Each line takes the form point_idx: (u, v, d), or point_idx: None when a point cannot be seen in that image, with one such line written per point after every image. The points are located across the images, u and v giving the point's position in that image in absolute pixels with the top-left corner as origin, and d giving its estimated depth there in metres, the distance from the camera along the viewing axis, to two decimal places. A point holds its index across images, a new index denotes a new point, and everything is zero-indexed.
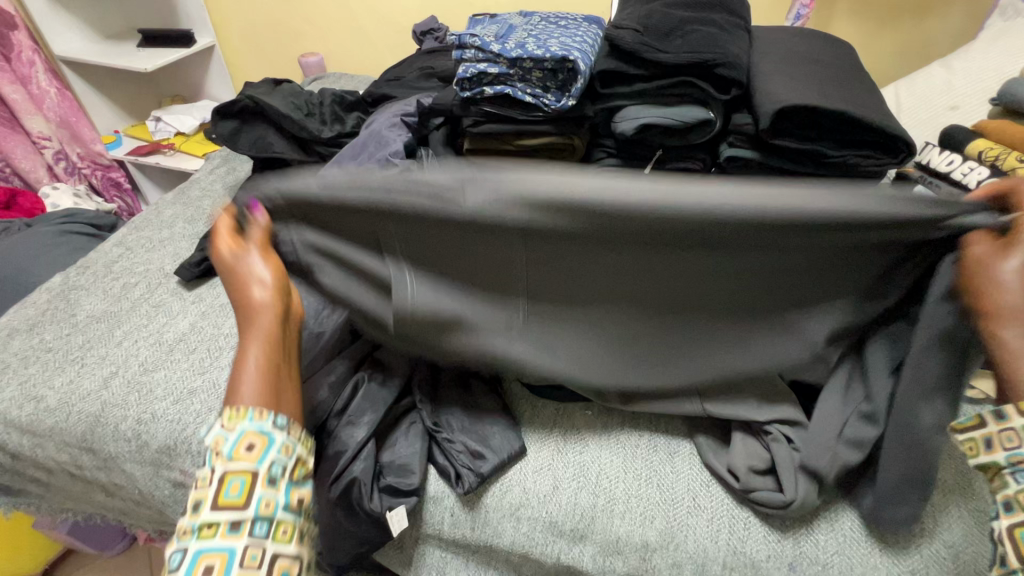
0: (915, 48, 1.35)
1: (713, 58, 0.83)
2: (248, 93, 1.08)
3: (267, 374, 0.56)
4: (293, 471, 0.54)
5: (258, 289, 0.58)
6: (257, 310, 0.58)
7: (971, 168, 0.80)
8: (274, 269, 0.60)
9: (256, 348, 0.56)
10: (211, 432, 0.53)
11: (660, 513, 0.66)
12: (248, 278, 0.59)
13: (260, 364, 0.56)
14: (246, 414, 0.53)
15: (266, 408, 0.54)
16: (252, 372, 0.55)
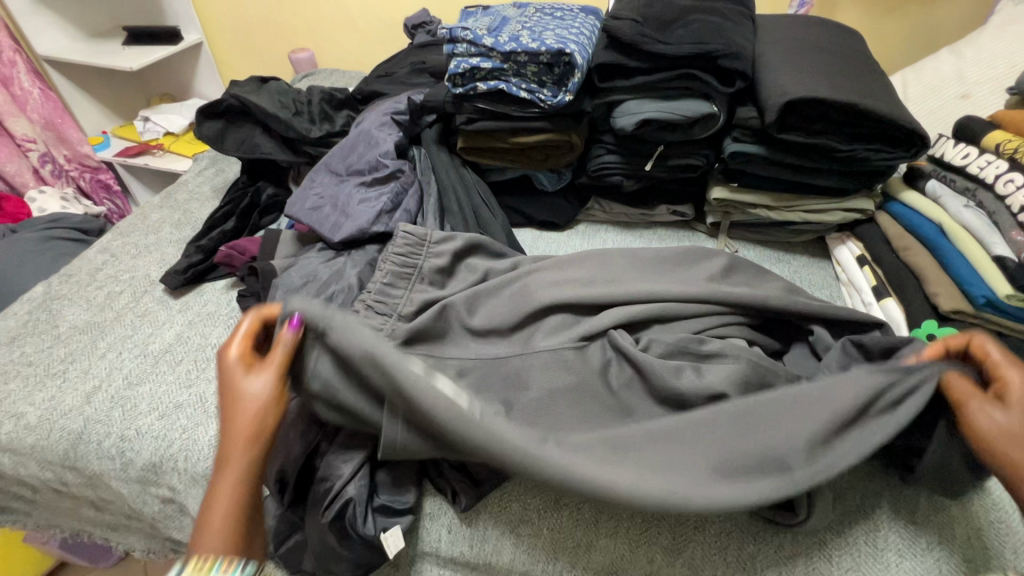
0: (921, 35, 1.31)
1: (716, 49, 0.79)
2: (233, 92, 1.04)
3: (230, 529, 0.50)
4: None
5: (256, 414, 0.53)
6: (239, 446, 0.52)
7: (988, 161, 0.77)
8: (275, 401, 0.55)
9: (230, 472, 0.52)
10: None
11: (666, 528, 0.63)
12: (243, 405, 0.54)
13: (229, 510, 0.50)
14: (210, 565, 0.47)
15: (232, 559, 0.48)
16: (220, 512, 0.50)
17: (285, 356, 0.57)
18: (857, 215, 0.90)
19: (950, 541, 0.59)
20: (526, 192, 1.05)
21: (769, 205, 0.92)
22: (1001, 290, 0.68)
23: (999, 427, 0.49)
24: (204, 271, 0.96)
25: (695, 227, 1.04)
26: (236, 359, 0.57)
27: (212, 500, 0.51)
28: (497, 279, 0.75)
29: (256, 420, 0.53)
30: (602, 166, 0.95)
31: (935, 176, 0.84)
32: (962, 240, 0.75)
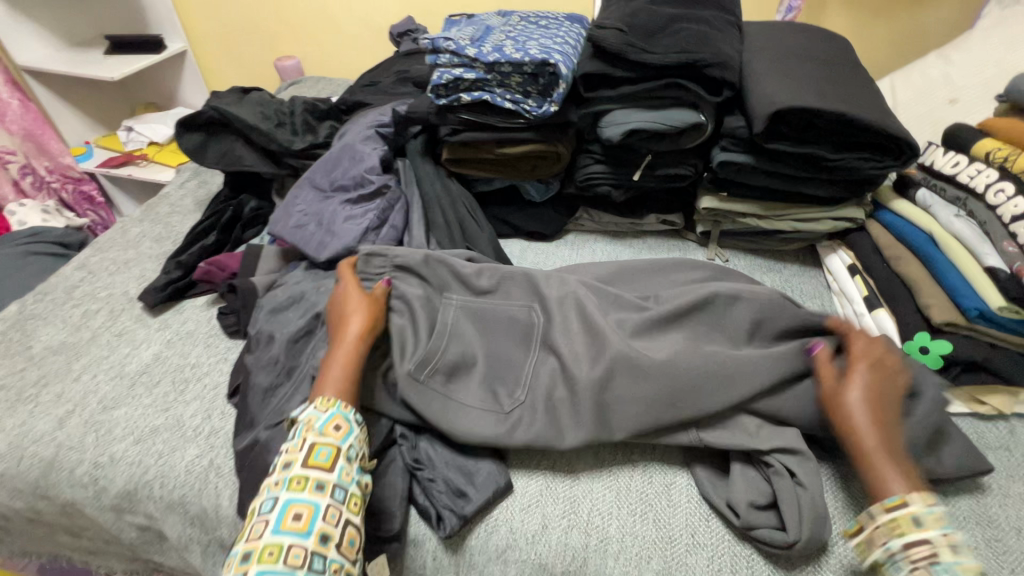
0: (910, 39, 1.30)
1: (703, 58, 0.78)
2: (213, 104, 1.02)
3: (348, 382, 0.63)
4: (364, 460, 0.59)
5: (360, 309, 0.70)
6: (352, 317, 0.68)
7: (978, 170, 0.76)
8: (373, 301, 0.71)
9: (340, 357, 0.64)
10: (303, 412, 0.59)
11: (657, 553, 0.61)
12: (350, 306, 0.70)
13: (345, 367, 0.63)
14: (335, 403, 0.59)
15: (347, 405, 0.60)
16: (340, 373, 0.63)
17: (380, 293, 0.73)
18: (848, 223, 0.88)
19: None
20: (514, 202, 1.03)
21: (758, 214, 0.91)
22: (993, 303, 0.67)
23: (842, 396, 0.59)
24: (184, 287, 0.93)
25: (685, 236, 1.03)
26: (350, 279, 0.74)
27: (330, 367, 0.63)
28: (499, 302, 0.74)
29: (362, 308, 0.69)
30: (590, 176, 0.93)
31: (926, 185, 0.83)
32: (954, 251, 0.74)
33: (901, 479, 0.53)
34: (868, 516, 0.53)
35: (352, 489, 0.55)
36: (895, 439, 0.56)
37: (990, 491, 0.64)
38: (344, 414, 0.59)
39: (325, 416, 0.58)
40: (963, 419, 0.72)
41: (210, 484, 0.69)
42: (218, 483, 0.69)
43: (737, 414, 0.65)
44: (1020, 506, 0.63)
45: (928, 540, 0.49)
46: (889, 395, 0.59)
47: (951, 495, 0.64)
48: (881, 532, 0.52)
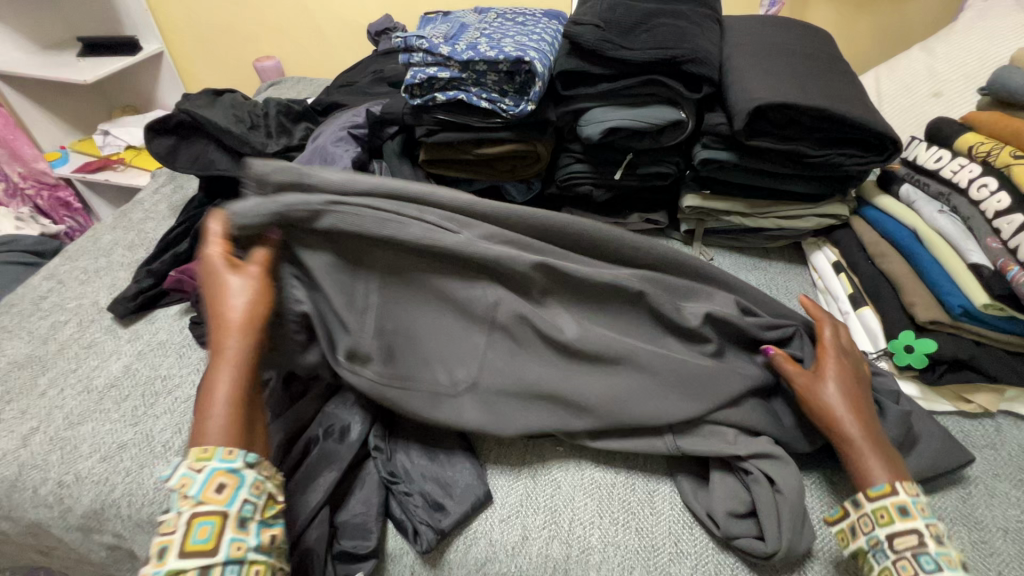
0: (893, 32, 1.29)
1: (681, 54, 0.76)
2: (184, 107, 0.99)
3: (238, 399, 0.54)
4: (263, 510, 0.51)
5: (236, 307, 0.56)
6: (234, 310, 0.56)
7: (961, 165, 0.74)
8: (253, 293, 0.58)
9: (230, 370, 0.54)
10: (173, 474, 0.49)
11: (640, 563, 0.60)
12: (228, 297, 0.57)
13: (233, 383, 0.54)
14: (215, 452, 0.50)
15: (233, 448, 0.51)
16: (225, 389, 0.53)
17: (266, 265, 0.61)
18: (831, 220, 0.88)
19: None
20: (495, 203, 1.01)
21: (742, 212, 0.90)
22: (978, 300, 0.66)
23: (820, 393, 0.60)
24: (155, 296, 0.90)
25: (670, 234, 1.01)
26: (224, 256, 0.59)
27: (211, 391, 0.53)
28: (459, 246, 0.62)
29: (247, 297, 0.57)
30: (571, 176, 0.91)
31: (909, 180, 0.82)
32: (938, 248, 0.73)
33: (886, 467, 0.55)
34: (854, 506, 0.55)
35: (248, 560, 0.48)
36: (871, 428, 0.58)
37: (977, 490, 0.64)
38: (227, 468, 0.50)
39: (201, 480, 0.48)
40: (949, 417, 0.71)
41: None
42: None
43: (718, 420, 0.63)
44: (1007, 505, 0.62)
45: (915, 531, 0.51)
46: (848, 370, 0.62)
47: (936, 496, 0.63)
48: (868, 522, 0.53)
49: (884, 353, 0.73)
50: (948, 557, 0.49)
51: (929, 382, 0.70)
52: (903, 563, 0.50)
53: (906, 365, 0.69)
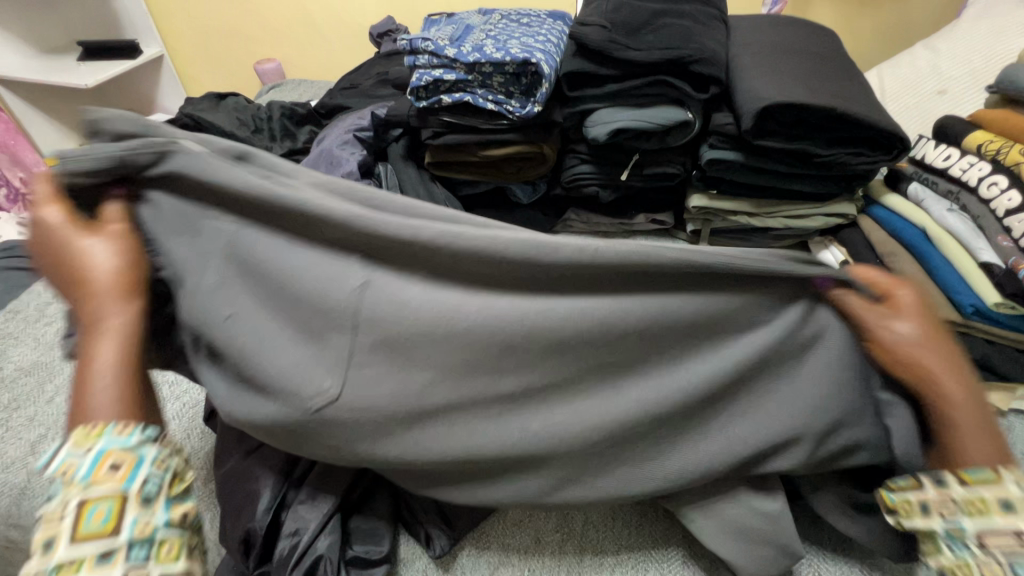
0: (896, 29, 1.29)
1: (688, 55, 0.76)
2: (188, 111, 0.99)
3: (127, 368, 0.42)
4: (174, 486, 0.41)
5: (100, 274, 0.44)
6: (90, 267, 0.44)
7: (971, 163, 0.73)
8: (125, 254, 0.46)
9: (108, 337, 0.42)
10: (51, 461, 0.38)
11: (654, 566, 0.59)
12: (74, 256, 0.44)
13: (115, 350, 0.42)
14: (107, 428, 0.39)
15: (129, 422, 0.40)
16: (108, 362, 0.41)
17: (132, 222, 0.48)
18: (839, 219, 0.87)
19: None
20: (500, 204, 1.01)
21: (748, 212, 0.90)
22: (990, 299, 0.66)
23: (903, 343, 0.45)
24: None
25: (675, 234, 1.02)
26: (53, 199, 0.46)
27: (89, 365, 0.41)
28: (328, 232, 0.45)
29: (107, 253, 0.45)
30: (577, 177, 0.91)
31: (917, 179, 0.82)
32: (949, 246, 0.72)
33: (976, 425, 0.43)
34: (940, 484, 0.42)
35: (159, 542, 0.38)
36: (962, 374, 0.44)
37: None
38: (121, 442, 0.39)
39: (120, 438, 0.39)
40: None
41: None
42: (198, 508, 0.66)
43: None
44: None
45: (1015, 531, 0.38)
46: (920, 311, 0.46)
47: None
48: (952, 506, 0.41)
49: None
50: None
51: None
52: (988, 563, 0.38)
53: None
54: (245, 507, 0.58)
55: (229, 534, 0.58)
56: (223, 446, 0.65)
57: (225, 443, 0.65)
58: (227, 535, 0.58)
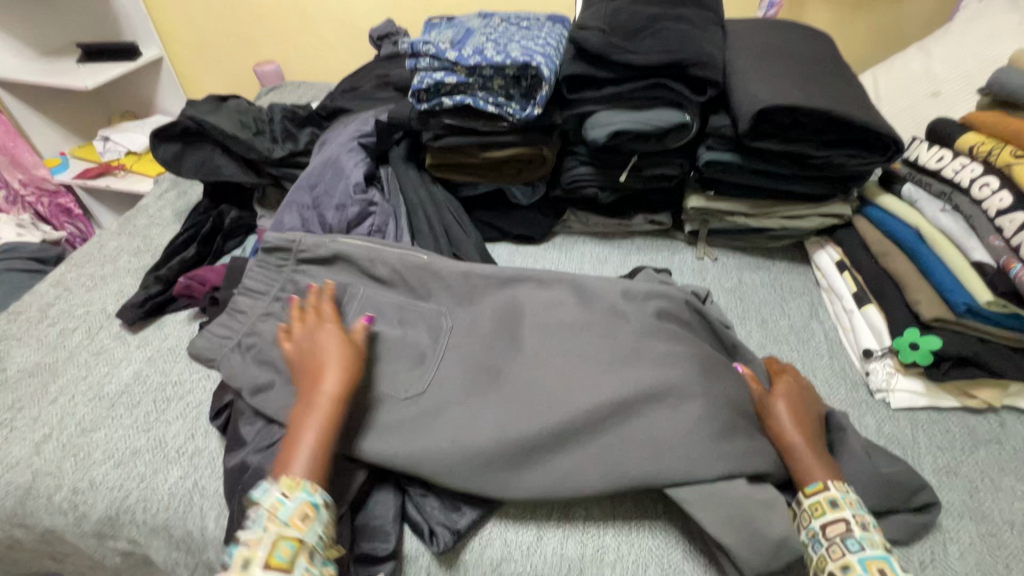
0: (890, 32, 1.31)
1: (686, 58, 0.77)
2: (189, 113, 0.99)
3: (325, 450, 0.56)
4: (327, 550, 0.52)
5: (331, 365, 0.61)
6: (332, 367, 0.61)
7: (963, 165, 0.75)
8: (343, 348, 0.63)
9: (316, 425, 0.57)
10: (263, 493, 0.52)
11: (653, 560, 0.60)
12: (324, 354, 0.62)
13: (320, 436, 0.56)
14: (303, 484, 0.53)
15: (316, 484, 0.54)
16: (310, 446, 0.56)
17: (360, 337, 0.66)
18: (835, 220, 0.88)
19: (946, 560, 0.59)
20: (499, 206, 1.02)
21: (746, 213, 0.91)
22: (981, 297, 0.67)
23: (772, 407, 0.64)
24: (164, 302, 0.90)
25: (674, 235, 1.02)
26: (328, 314, 0.67)
27: (302, 433, 0.56)
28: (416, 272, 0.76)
29: (337, 356, 0.62)
30: (575, 178, 0.92)
31: (911, 180, 0.83)
32: (942, 246, 0.74)
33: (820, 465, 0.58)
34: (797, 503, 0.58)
35: None
36: (813, 436, 0.62)
37: (984, 485, 0.65)
38: (311, 500, 0.52)
39: (292, 505, 0.51)
40: (954, 413, 0.72)
41: (194, 507, 0.67)
42: (203, 506, 0.67)
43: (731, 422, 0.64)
44: (1013, 498, 0.63)
45: (843, 519, 0.54)
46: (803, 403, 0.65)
47: (944, 491, 0.64)
48: (804, 514, 0.57)
49: (890, 351, 0.75)
50: (869, 540, 0.52)
51: (934, 379, 0.71)
52: (832, 549, 0.53)
53: (912, 361, 0.71)
54: None
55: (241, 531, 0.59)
56: (228, 445, 0.66)
57: (230, 443, 0.66)
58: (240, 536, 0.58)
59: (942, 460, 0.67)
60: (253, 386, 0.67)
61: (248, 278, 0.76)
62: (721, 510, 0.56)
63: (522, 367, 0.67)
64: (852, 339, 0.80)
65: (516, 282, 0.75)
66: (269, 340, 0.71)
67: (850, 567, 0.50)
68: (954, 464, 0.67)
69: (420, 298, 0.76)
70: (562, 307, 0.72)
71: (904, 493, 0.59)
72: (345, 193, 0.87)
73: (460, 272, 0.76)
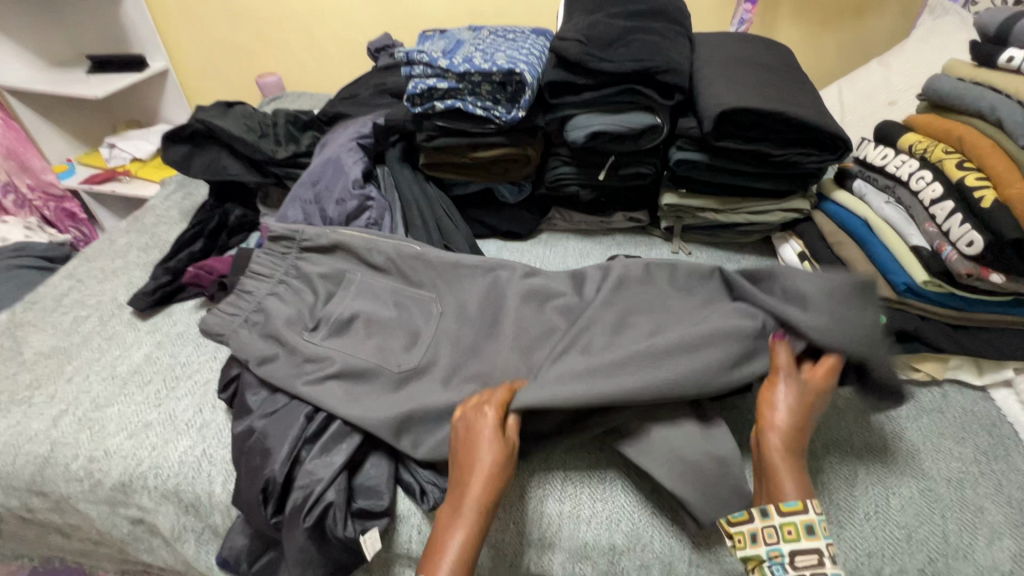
0: (855, 47, 1.40)
1: (656, 66, 0.85)
2: (199, 117, 1.06)
3: (465, 566, 0.53)
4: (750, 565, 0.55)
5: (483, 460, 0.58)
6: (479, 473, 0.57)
7: (903, 161, 0.83)
8: (496, 451, 0.58)
9: (462, 531, 0.54)
10: None
11: (625, 515, 0.66)
12: (475, 451, 0.59)
13: (462, 549, 0.54)
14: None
15: None
16: (451, 558, 0.53)
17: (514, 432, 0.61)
18: (795, 214, 0.96)
19: (888, 511, 0.65)
20: (489, 204, 1.09)
21: (716, 208, 0.98)
22: (919, 278, 0.74)
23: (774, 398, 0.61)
24: (173, 291, 0.96)
25: (651, 232, 1.10)
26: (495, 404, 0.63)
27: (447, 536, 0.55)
28: (410, 260, 0.83)
29: (485, 459, 0.58)
30: (559, 177, 1.00)
31: (862, 176, 0.91)
32: (886, 234, 0.81)
33: (798, 483, 0.56)
34: (760, 514, 0.56)
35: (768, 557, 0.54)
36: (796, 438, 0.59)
37: (925, 447, 0.71)
38: None
39: None
40: (902, 386, 0.79)
41: (202, 473, 0.72)
42: (210, 472, 0.72)
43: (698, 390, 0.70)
44: (950, 459, 0.70)
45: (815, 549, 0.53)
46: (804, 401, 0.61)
47: (889, 452, 0.71)
48: (774, 533, 0.54)
49: None
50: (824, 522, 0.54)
51: None
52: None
53: None
54: (265, 460, 0.65)
55: (248, 487, 0.64)
56: (236, 414, 0.71)
57: (238, 412, 0.72)
58: (246, 492, 0.64)
59: (888, 425, 0.74)
60: (259, 359, 0.73)
61: (254, 263, 0.83)
62: (682, 462, 0.62)
63: (507, 342, 0.73)
64: None
65: (503, 268, 0.82)
66: (275, 318, 0.77)
67: (814, 529, 0.53)
68: (899, 430, 0.73)
69: (413, 282, 0.82)
70: (543, 289, 0.79)
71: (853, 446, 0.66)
72: (344, 189, 0.94)
73: (451, 259, 0.83)
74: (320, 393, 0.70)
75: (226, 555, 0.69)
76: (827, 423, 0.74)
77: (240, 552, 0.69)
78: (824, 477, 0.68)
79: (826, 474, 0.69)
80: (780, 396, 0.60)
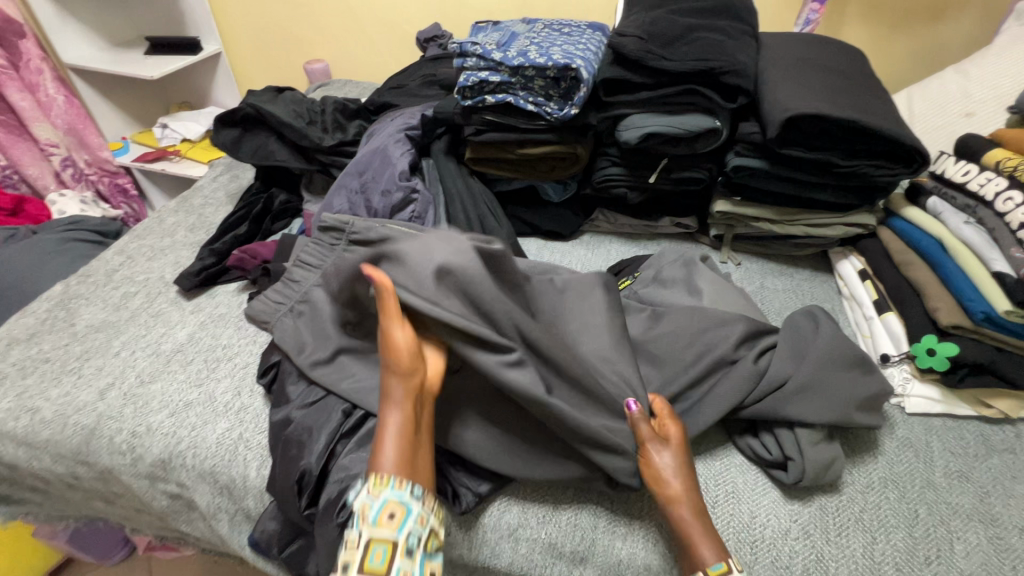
0: (928, 50, 1.31)
1: (719, 66, 0.81)
2: (250, 101, 1.07)
3: (406, 441, 0.55)
4: None
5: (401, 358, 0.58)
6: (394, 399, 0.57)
7: (988, 179, 0.78)
8: (410, 337, 0.60)
9: (396, 418, 0.56)
10: (355, 497, 0.52)
11: (664, 536, 0.63)
12: (393, 349, 0.59)
13: (401, 427, 0.55)
14: (389, 481, 0.52)
15: (403, 479, 0.52)
16: (391, 439, 0.55)
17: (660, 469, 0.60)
18: (859, 229, 0.90)
19: (951, 557, 0.60)
20: (532, 201, 1.07)
21: (772, 219, 0.93)
22: (1000, 307, 0.69)
23: (663, 467, 0.59)
24: (217, 273, 0.97)
25: (699, 239, 1.06)
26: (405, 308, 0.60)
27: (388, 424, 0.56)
28: None
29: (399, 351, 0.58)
30: (607, 178, 0.96)
31: (936, 193, 0.86)
32: (964, 256, 0.76)
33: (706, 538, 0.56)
34: None
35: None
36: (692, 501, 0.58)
37: (995, 490, 0.66)
38: (399, 497, 0.51)
39: (378, 503, 0.51)
40: (969, 421, 0.74)
41: (239, 456, 0.73)
42: (246, 456, 0.73)
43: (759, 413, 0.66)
44: None
45: None
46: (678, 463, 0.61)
47: (954, 492, 0.66)
48: None
49: (906, 356, 0.76)
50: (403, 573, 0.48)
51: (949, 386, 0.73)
52: None
53: (928, 367, 0.72)
54: (304, 450, 0.65)
55: (282, 476, 0.64)
56: (275, 401, 0.72)
57: (276, 401, 0.73)
58: (281, 481, 0.64)
59: (953, 464, 0.69)
60: (301, 350, 0.74)
61: (303, 252, 0.83)
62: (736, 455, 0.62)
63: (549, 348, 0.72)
64: (870, 345, 0.82)
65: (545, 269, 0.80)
66: (317, 308, 0.77)
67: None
68: (966, 469, 0.68)
69: None
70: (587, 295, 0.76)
71: (898, 486, 0.66)
72: (390, 180, 0.93)
73: None
74: (357, 391, 0.69)
75: (258, 539, 0.69)
76: (887, 455, 0.70)
77: (271, 537, 0.69)
78: (881, 512, 0.64)
79: (883, 510, 0.64)
80: (664, 459, 0.60)
